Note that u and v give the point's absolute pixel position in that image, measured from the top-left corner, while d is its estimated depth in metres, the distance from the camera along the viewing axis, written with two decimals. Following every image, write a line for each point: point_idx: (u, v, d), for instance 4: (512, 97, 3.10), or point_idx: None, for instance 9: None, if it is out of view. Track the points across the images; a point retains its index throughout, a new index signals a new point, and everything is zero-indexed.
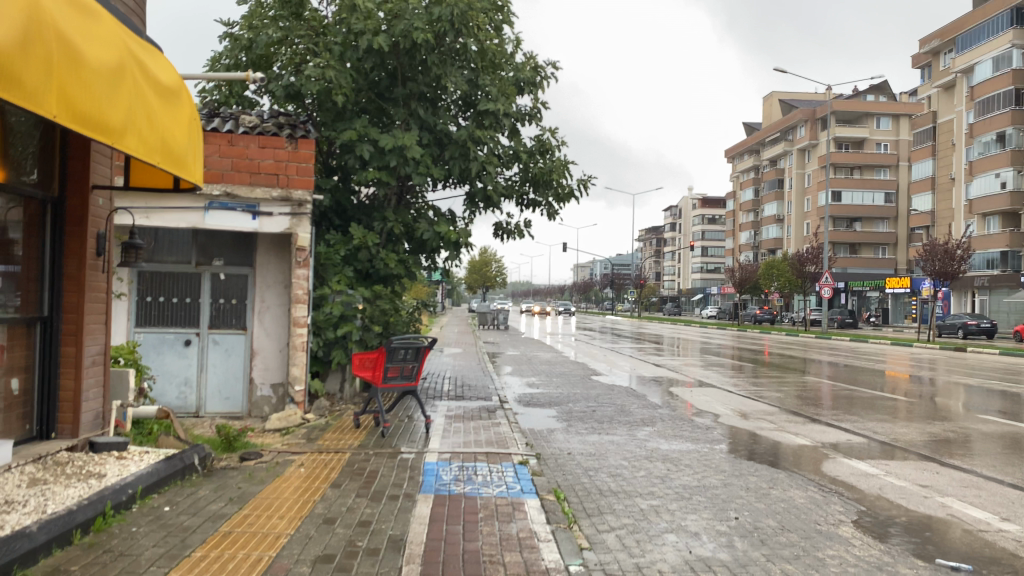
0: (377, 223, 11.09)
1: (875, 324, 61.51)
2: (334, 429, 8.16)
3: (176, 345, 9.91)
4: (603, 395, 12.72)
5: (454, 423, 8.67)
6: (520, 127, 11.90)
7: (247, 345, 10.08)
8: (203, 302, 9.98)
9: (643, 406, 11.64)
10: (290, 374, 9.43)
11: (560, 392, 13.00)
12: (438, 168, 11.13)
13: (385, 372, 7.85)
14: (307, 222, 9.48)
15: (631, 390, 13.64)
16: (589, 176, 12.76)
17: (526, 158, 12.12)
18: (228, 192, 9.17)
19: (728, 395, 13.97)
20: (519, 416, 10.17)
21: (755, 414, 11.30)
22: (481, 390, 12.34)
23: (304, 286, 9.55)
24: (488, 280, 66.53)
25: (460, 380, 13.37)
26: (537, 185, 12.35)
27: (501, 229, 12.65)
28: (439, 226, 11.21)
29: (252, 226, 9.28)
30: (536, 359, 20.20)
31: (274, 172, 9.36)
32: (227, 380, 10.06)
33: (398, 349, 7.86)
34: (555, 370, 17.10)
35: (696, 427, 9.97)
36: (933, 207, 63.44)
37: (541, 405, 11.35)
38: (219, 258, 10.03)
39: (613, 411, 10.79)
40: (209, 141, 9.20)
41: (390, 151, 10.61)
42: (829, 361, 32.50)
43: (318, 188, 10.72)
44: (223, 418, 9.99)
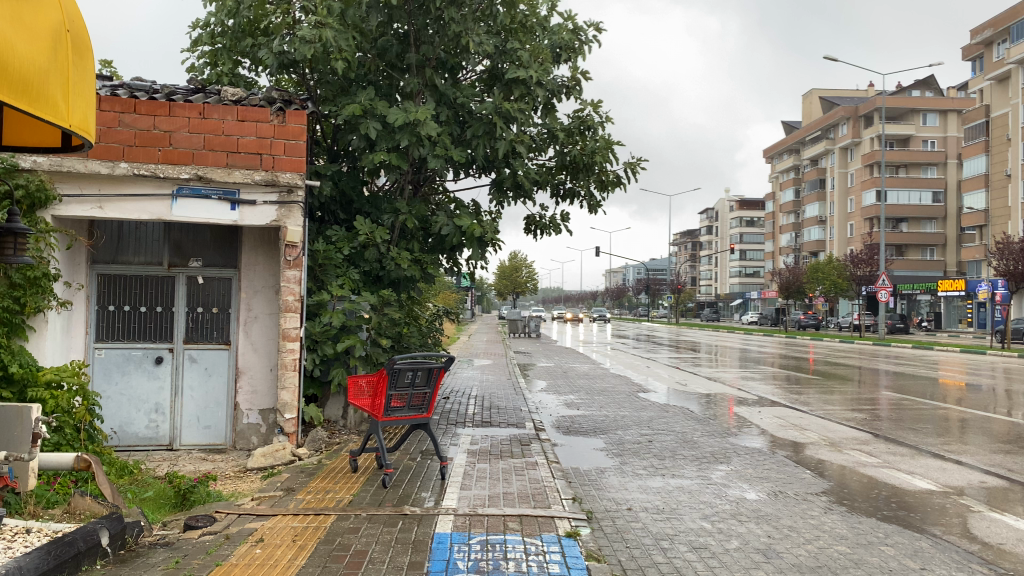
0: (387, 215, 9.39)
1: (928, 330, 58.54)
2: (325, 474, 6.39)
3: (145, 364, 8.28)
4: (657, 419, 10.80)
5: (479, 464, 6.86)
6: (556, 102, 10.08)
7: (230, 364, 8.47)
8: (177, 312, 8.37)
9: (708, 434, 9.71)
10: (279, 399, 7.76)
11: (606, 415, 11.11)
12: (458, 149, 9.40)
13: (386, 402, 6.06)
14: (297, 212, 7.80)
15: (688, 412, 11.70)
16: (638, 160, 10.83)
17: (564, 139, 10.28)
18: (199, 175, 7.50)
19: (800, 415, 11.96)
20: (560, 450, 8.32)
21: (844, 444, 9.31)
22: (512, 413, 10.49)
23: (295, 290, 7.84)
24: (521, 286, 64.68)
25: (489, 400, 11.53)
26: (578, 171, 10.50)
27: (533, 224, 10.81)
28: (461, 219, 9.40)
29: (230, 218, 7.67)
30: (572, 372, 18.31)
31: (256, 151, 7.65)
32: (205, 406, 8.44)
33: (403, 371, 6.06)
34: (595, 385, 15.20)
35: (781, 464, 8.02)
36: (987, 206, 60.18)
37: (585, 433, 9.48)
38: (196, 260, 8.45)
39: (674, 442, 8.90)
40: (177, 114, 7.47)
41: (401, 128, 8.92)
42: (888, 369, 30.10)
43: (318, 174, 9.08)
44: (201, 451, 8.38)
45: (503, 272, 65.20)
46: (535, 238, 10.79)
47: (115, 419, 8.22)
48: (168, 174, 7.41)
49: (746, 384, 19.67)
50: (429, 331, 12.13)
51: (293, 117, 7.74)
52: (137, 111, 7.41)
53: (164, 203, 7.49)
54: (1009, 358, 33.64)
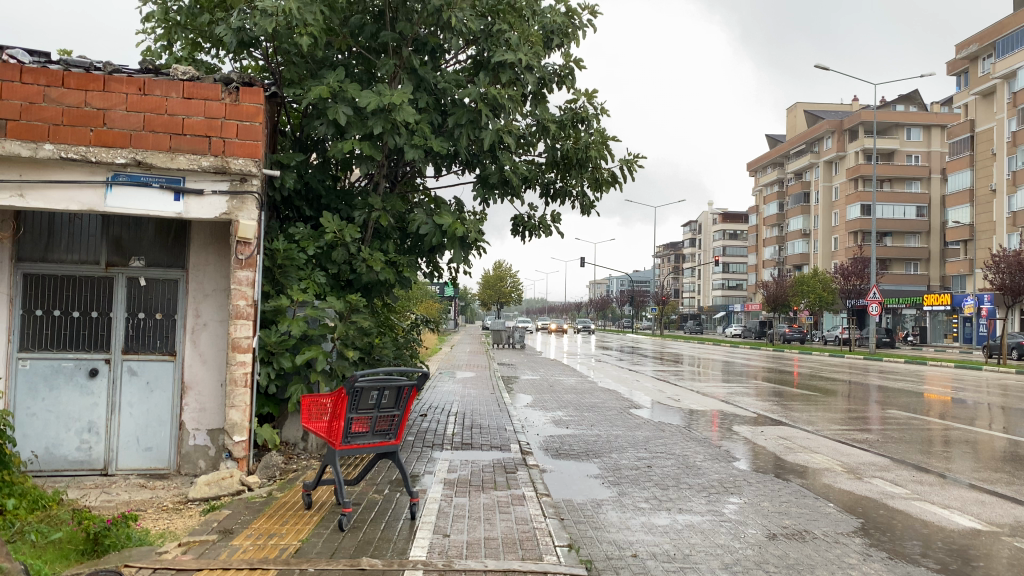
0: (359, 212, 8.44)
1: (914, 345, 58.14)
2: (272, 512, 5.40)
3: (77, 377, 7.24)
4: (655, 440, 9.87)
5: (456, 498, 5.90)
6: (546, 91, 9.20)
7: (175, 377, 7.46)
8: (114, 318, 7.32)
9: (711, 458, 8.79)
10: (227, 420, 6.76)
11: (597, 435, 10.18)
12: (438, 139, 8.47)
13: (346, 425, 5.07)
14: (252, 204, 6.85)
15: (686, 431, 10.79)
16: (636, 157, 9.93)
17: (555, 132, 9.38)
18: (138, 160, 6.49)
19: (806, 434, 11.08)
20: (550, 477, 7.37)
21: (863, 471, 8.42)
22: (496, 432, 9.53)
23: (248, 294, 6.86)
24: (505, 296, 63.61)
25: (470, 417, 10.56)
26: (572, 168, 9.59)
27: (520, 225, 9.88)
28: (441, 217, 8.45)
29: (174, 210, 6.66)
30: (559, 386, 17.35)
31: (203, 134, 6.66)
32: (146, 426, 7.41)
33: (367, 391, 5.10)
34: (583, 400, 14.25)
35: (798, 495, 7.11)
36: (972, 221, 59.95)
37: (576, 456, 8.54)
38: (138, 259, 7.44)
39: (676, 468, 7.98)
40: (113, 89, 6.46)
41: (374, 114, 7.99)
42: (880, 384, 29.37)
43: (280, 164, 8.13)
44: (140, 477, 7.34)
45: (487, 281, 64.18)
46: (523, 241, 9.85)
47: (41, 440, 7.17)
48: (100, 158, 6.40)
49: (739, 398, 18.83)
50: (405, 342, 11.14)
51: (247, 95, 6.75)
52: (65, 85, 6.36)
53: (96, 191, 6.48)
54: (1002, 373, 33.03)
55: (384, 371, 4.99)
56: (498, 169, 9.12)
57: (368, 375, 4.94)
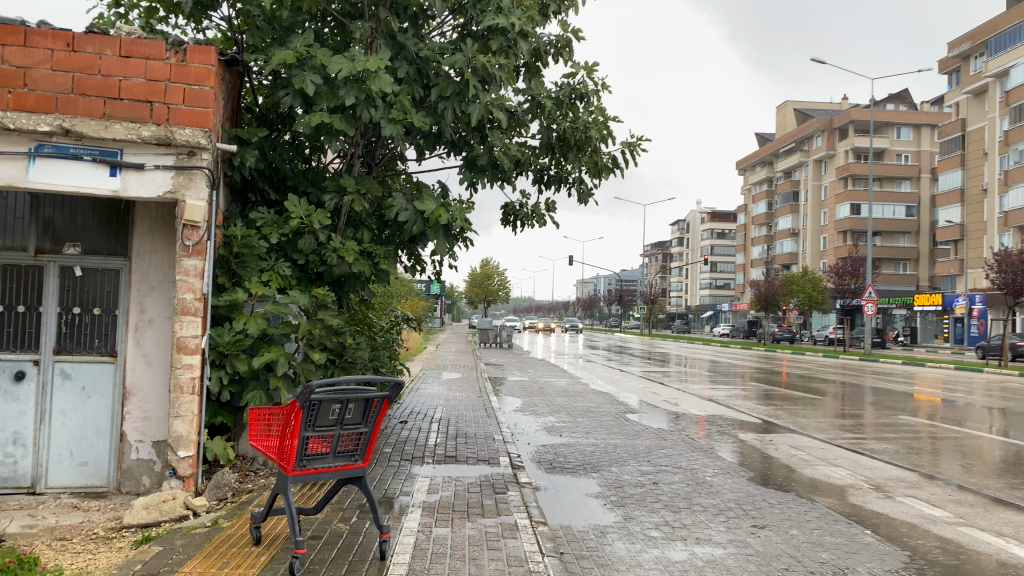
0: (329, 196, 7.50)
1: (904, 345, 57.70)
2: (211, 549, 4.47)
3: (0, 381, 6.26)
4: (659, 451, 8.99)
5: (436, 529, 5.00)
6: (541, 63, 8.31)
7: (116, 382, 6.50)
8: (45, 312, 6.35)
9: (723, 473, 7.92)
10: (171, 432, 5.82)
11: (594, 444, 9.29)
12: (420, 114, 7.55)
13: (302, 445, 4.15)
14: (201, 181, 5.90)
15: (690, 440, 9.92)
16: (638, 139, 9.03)
17: (551, 110, 8.48)
18: (65, 128, 5.51)
19: (818, 443, 10.24)
20: (545, 498, 6.47)
21: (891, 488, 7.56)
22: (483, 442, 8.62)
23: (196, 286, 5.92)
24: (492, 295, 62.59)
25: (454, 424, 9.64)
26: (568, 150, 8.69)
27: (511, 214, 8.98)
28: (423, 203, 7.54)
29: (109, 187, 5.71)
30: (549, 388, 16.44)
31: (144, 98, 5.70)
32: (81, 437, 6.43)
33: (328, 405, 4.16)
34: (576, 404, 13.35)
35: (829, 519, 6.25)
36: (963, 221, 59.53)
37: (574, 471, 7.64)
38: (73, 245, 6.47)
39: (686, 486, 7.09)
40: (34, 45, 5.48)
41: (346, 83, 7.08)
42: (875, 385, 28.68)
43: (239, 140, 7.20)
44: (74, 496, 6.36)
45: (474, 279, 63.18)
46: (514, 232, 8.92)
47: None
48: (20, 125, 5.41)
49: (736, 400, 18.03)
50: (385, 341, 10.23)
51: (197, 54, 5.79)
52: None
53: (16, 164, 5.49)
54: (1000, 374, 32.43)
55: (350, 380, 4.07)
56: (486, 151, 8.19)
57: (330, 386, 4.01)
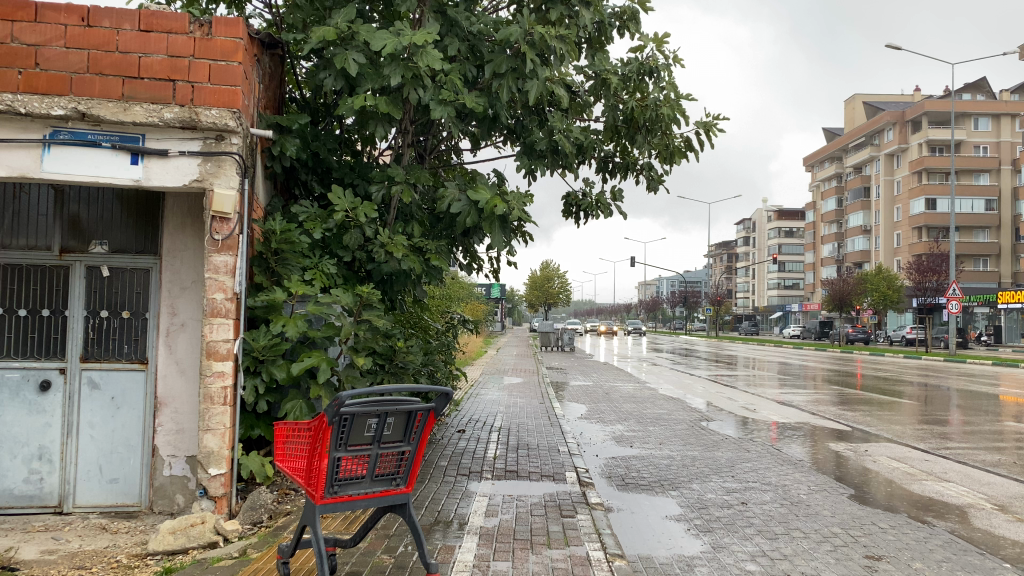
0: (376, 186, 6.88)
1: (988, 345, 54.73)
2: None
3: (24, 392, 5.77)
4: (742, 464, 8.09)
5: (495, 565, 4.26)
6: (604, 37, 7.55)
7: (147, 391, 5.97)
8: (70, 317, 5.85)
9: (818, 490, 6.99)
10: (201, 447, 5.24)
11: (669, 456, 8.45)
12: (473, 94, 6.87)
13: (333, 468, 3.45)
14: (231, 168, 5.32)
15: (776, 451, 8.98)
16: (714, 118, 8.17)
17: (616, 88, 7.70)
18: (81, 112, 5.00)
19: (920, 453, 9.18)
20: (618, 522, 5.68)
21: (1019, 509, 6.53)
22: (547, 453, 7.86)
23: (227, 285, 5.33)
24: (553, 297, 61.78)
25: (515, 434, 8.91)
26: (637, 132, 7.90)
27: (574, 204, 8.20)
28: (477, 192, 6.84)
29: (130, 177, 5.16)
30: (614, 393, 15.60)
31: (165, 76, 5.15)
32: (111, 451, 5.91)
33: (364, 419, 3.46)
34: (645, 411, 12.49)
35: (957, 549, 5.29)
36: None
37: (649, 488, 6.82)
38: (100, 243, 5.98)
39: (779, 507, 6.22)
40: (46, 21, 4.98)
41: (391, 60, 6.43)
42: (963, 388, 26.89)
43: (279, 127, 6.64)
44: (103, 516, 5.84)
45: (534, 282, 62.49)
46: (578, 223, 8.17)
47: None
48: (32, 109, 4.92)
49: (816, 405, 16.87)
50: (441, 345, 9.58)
51: (222, 27, 5.24)
52: None
53: (29, 153, 4.98)
54: None
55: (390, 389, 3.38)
56: (547, 134, 7.45)
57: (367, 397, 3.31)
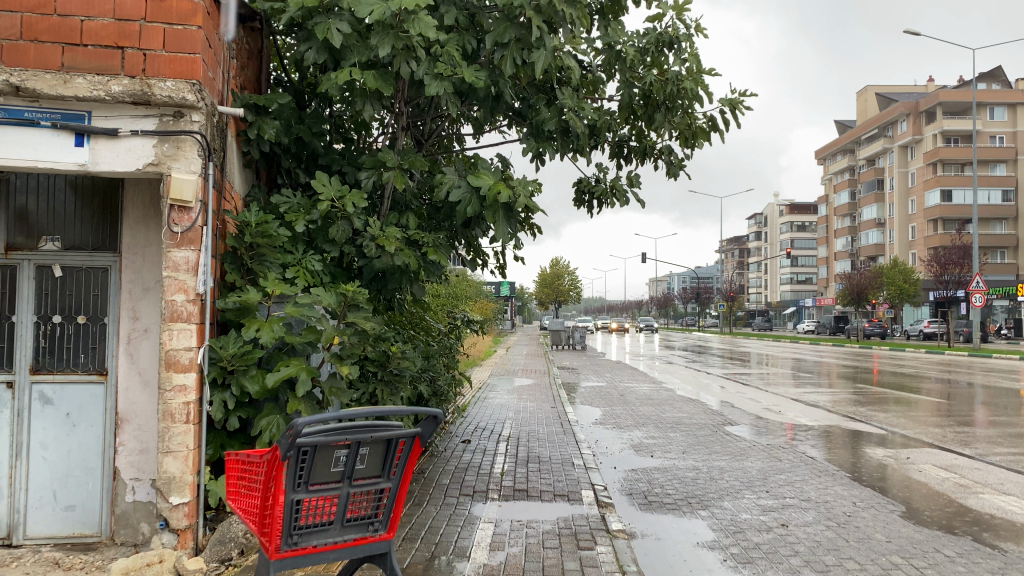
0: (366, 173, 6.16)
1: (1008, 338, 53.52)
2: None
3: None
4: (776, 477, 7.32)
5: None
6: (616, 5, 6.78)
7: (106, 406, 5.27)
8: (17, 323, 5.15)
9: (866, 507, 6.22)
10: (161, 472, 4.54)
11: (694, 468, 7.68)
12: (472, 68, 6.13)
13: (291, 513, 2.72)
14: (191, 149, 4.61)
15: (810, 460, 8.20)
16: (739, 94, 7.37)
17: (630, 62, 6.93)
18: (14, 85, 4.30)
19: (970, 460, 8.37)
20: (642, 552, 4.93)
21: None
22: (560, 467, 7.12)
23: (190, 285, 4.63)
24: (564, 296, 60.98)
25: (525, 444, 8.18)
26: (654, 110, 7.17)
27: (585, 191, 7.44)
28: (479, 177, 6.11)
29: (74, 161, 4.45)
30: (630, 395, 14.85)
31: (112, 44, 4.45)
32: (66, 474, 5.21)
33: (330, 451, 2.73)
34: (663, 414, 11.73)
35: None
36: None
37: (675, 508, 6.07)
38: (52, 239, 5.29)
39: (824, 531, 5.45)
40: None
41: (380, 30, 5.70)
42: (989, 382, 25.92)
43: (256, 108, 5.93)
44: (58, 548, 5.14)
45: (544, 280, 61.71)
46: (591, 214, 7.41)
47: None
48: None
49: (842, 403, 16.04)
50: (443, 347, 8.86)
51: None
52: None
53: None
54: None
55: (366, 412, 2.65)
56: (555, 114, 6.68)
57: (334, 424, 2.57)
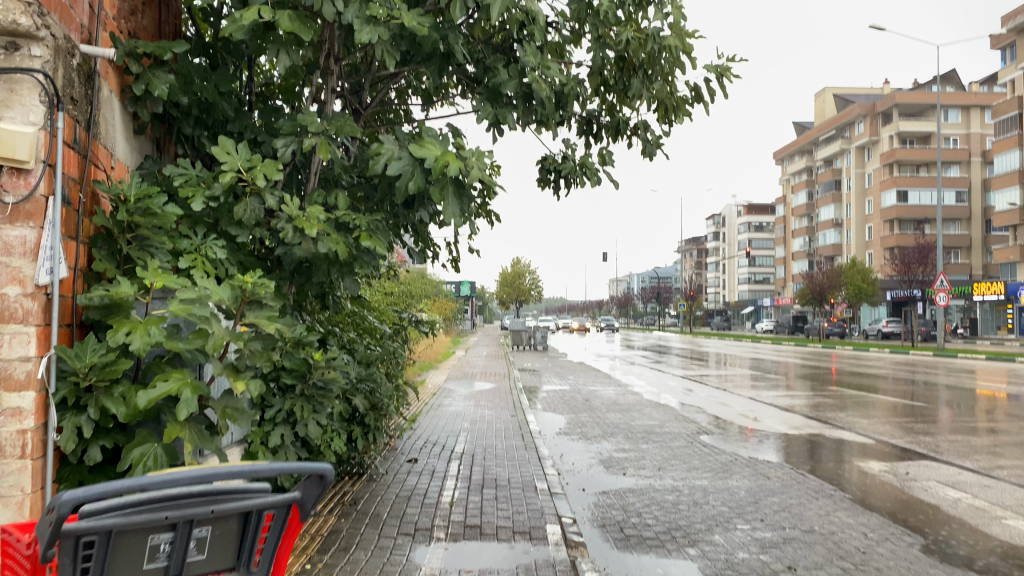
0: (283, 140, 5.05)
1: (964, 337, 53.95)
2: None
3: None
4: (769, 500, 6.37)
5: None
6: None
7: None
8: None
9: (881, 541, 5.29)
10: None
11: (674, 489, 6.69)
12: (415, 12, 5.03)
13: None
14: (31, 97, 3.52)
15: (800, 477, 7.28)
16: (728, 58, 6.35)
17: (601, 17, 5.88)
18: None
19: (976, 476, 7.51)
20: None
21: None
22: (520, 493, 6.06)
23: (29, 275, 3.49)
24: (525, 295, 60.06)
25: (481, 463, 7.11)
26: (632, 76, 6.18)
27: (550, 169, 6.39)
28: (424, 146, 5.02)
29: None
30: (595, 399, 13.89)
31: None
32: None
33: (145, 538, 1.71)
34: (633, 423, 10.78)
35: None
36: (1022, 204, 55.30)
37: (658, 545, 5.07)
38: None
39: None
40: None
41: None
42: (954, 382, 25.57)
43: (144, 58, 4.80)
44: None
45: (504, 279, 60.72)
46: (559, 198, 6.37)
47: None
48: None
49: (816, 405, 15.29)
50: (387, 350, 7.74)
51: None
52: None
53: None
54: None
55: (189, 478, 1.67)
56: (514, 77, 5.61)
57: (130, 500, 1.61)
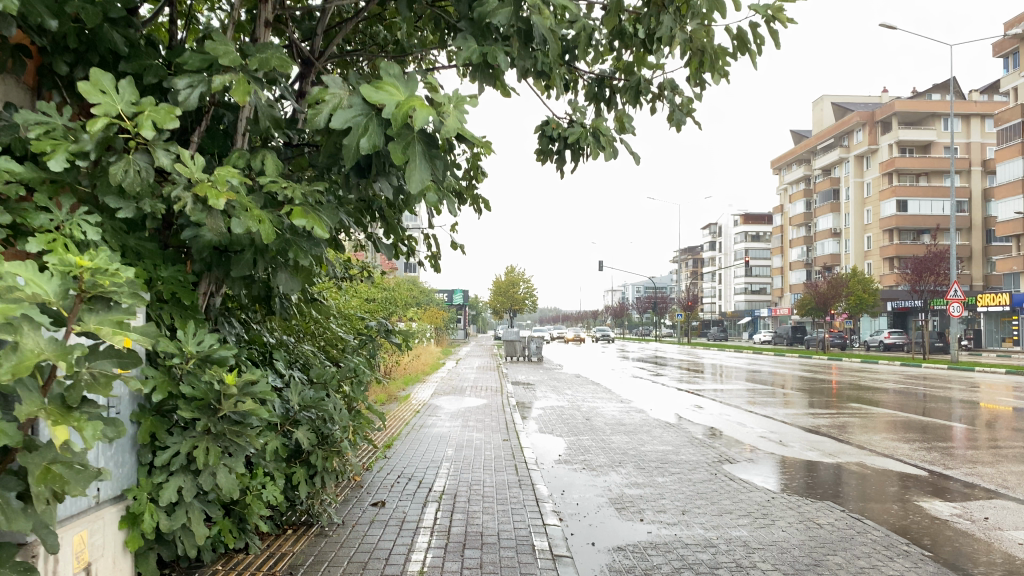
0: (184, 80, 3.63)
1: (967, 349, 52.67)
2: None
3: None
4: (832, 562, 4.96)
5: None
6: None
7: None
8: None
9: None
10: None
11: (708, 546, 5.28)
12: None
13: None
14: None
15: (860, 527, 5.85)
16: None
17: None
18: None
19: None
20: None
21: None
22: (512, 556, 4.64)
23: None
24: (519, 305, 58.62)
25: (464, 509, 5.70)
26: (658, 15, 4.79)
27: (550, 136, 4.98)
28: (382, 89, 3.60)
29: None
30: (597, 418, 12.50)
31: None
32: None
33: None
34: (643, 448, 9.39)
35: None
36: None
37: None
38: None
39: None
40: None
41: None
42: (971, 396, 24.20)
43: None
44: None
45: (498, 287, 59.25)
46: (562, 172, 4.97)
47: None
48: None
49: (839, 421, 13.88)
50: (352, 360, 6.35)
51: None
52: None
53: None
54: None
55: None
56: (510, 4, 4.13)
57: None
